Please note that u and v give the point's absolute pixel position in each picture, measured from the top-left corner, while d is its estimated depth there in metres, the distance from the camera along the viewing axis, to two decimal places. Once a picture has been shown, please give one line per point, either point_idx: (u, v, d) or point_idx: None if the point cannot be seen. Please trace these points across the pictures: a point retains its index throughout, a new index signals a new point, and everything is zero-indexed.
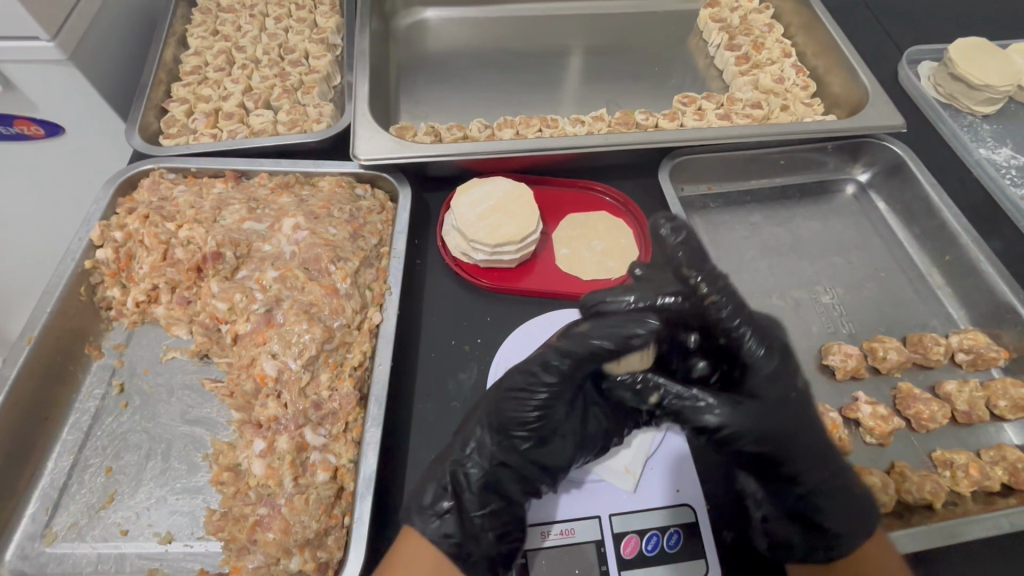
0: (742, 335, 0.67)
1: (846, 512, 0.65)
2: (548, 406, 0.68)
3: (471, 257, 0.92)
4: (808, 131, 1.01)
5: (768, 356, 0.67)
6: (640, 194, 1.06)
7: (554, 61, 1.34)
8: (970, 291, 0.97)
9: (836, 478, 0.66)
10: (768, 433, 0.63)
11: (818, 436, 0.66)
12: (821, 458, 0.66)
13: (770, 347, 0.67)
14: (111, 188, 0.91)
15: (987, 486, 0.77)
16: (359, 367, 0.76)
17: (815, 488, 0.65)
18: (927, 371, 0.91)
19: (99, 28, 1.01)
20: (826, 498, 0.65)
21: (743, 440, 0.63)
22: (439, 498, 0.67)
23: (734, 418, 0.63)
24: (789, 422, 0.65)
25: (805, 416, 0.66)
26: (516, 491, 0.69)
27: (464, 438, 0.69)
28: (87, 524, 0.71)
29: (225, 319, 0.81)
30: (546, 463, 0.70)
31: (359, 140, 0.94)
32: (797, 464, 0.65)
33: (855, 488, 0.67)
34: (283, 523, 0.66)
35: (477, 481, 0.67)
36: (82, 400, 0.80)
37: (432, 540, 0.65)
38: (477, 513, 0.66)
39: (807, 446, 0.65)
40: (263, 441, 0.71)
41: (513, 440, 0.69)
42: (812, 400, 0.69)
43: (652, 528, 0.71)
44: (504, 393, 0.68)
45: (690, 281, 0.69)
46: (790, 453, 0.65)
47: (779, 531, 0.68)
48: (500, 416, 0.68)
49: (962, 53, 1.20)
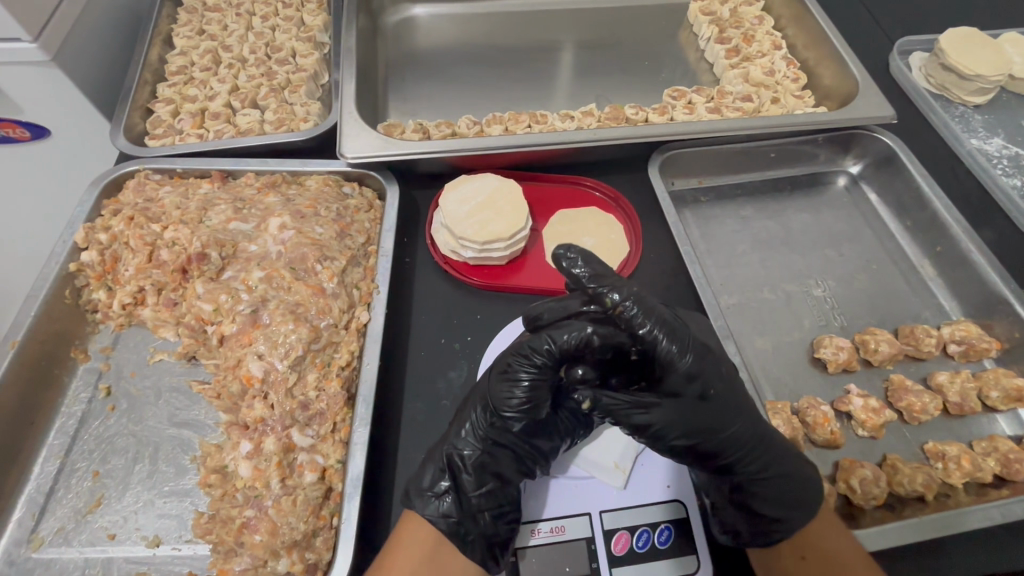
0: (654, 339, 0.63)
1: (781, 498, 0.66)
2: (536, 389, 0.67)
3: (460, 255, 0.92)
4: (798, 124, 1.01)
5: (683, 353, 0.62)
6: (631, 189, 1.05)
7: (544, 57, 1.34)
8: (962, 283, 0.96)
9: (772, 464, 0.67)
10: (693, 428, 0.64)
11: (751, 424, 0.66)
12: (755, 447, 0.66)
13: (686, 345, 0.63)
14: (96, 190, 0.90)
15: (980, 477, 0.76)
16: (347, 367, 0.75)
17: (749, 475, 0.67)
18: (920, 362, 0.90)
19: (83, 29, 1.00)
20: (760, 484, 0.67)
21: (672, 435, 0.64)
22: (437, 479, 0.68)
23: (660, 416, 0.63)
24: (714, 415, 0.64)
25: (733, 406, 0.65)
26: (512, 471, 0.69)
27: (459, 422, 0.70)
28: (75, 529, 0.70)
29: (210, 320, 0.80)
30: (539, 442, 0.70)
31: (345, 139, 0.94)
32: (729, 454, 0.65)
33: (794, 474, 0.67)
34: (270, 525, 0.65)
35: (474, 462, 0.68)
36: (68, 404, 0.79)
37: (431, 519, 0.66)
38: (474, 493, 0.67)
39: (738, 434, 0.65)
40: (250, 443, 0.71)
41: (506, 422, 0.68)
42: (738, 390, 0.67)
43: (643, 524, 0.70)
44: (496, 375, 0.68)
45: (598, 294, 0.65)
46: (720, 445, 0.65)
47: (728, 520, 0.69)
48: (492, 398, 0.68)
49: (953, 43, 1.19)
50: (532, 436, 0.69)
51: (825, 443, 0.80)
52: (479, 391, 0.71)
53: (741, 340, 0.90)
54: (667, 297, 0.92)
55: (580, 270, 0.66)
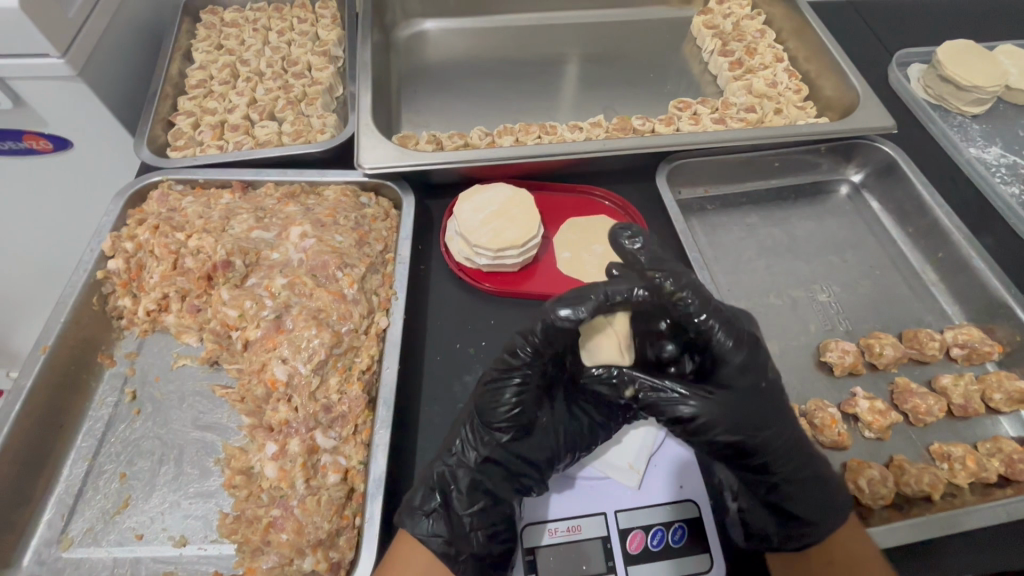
0: (711, 329, 0.64)
1: (817, 503, 0.66)
2: (523, 393, 0.69)
3: (474, 261, 0.94)
4: (802, 133, 1.04)
5: (736, 346, 0.64)
6: (639, 198, 1.08)
7: (551, 69, 1.37)
8: (964, 289, 0.99)
9: (811, 467, 0.67)
10: (745, 423, 0.63)
11: (793, 424, 0.66)
12: (796, 448, 0.66)
13: (739, 338, 0.65)
14: (121, 200, 0.93)
15: (985, 477, 0.78)
16: (367, 371, 0.78)
17: (788, 478, 0.66)
18: (924, 366, 0.92)
19: (106, 45, 1.04)
20: (799, 488, 0.66)
21: (719, 430, 0.62)
22: (428, 498, 0.69)
23: (707, 408, 0.62)
24: (764, 411, 0.64)
25: (779, 403, 0.65)
26: (502, 488, 0.70)
27: (451, 438, 0.72)
28: (103, 529, 0.72)
29: (235, 325, 0.82)
30: (529, 457, 0.71)
31: (363, 149, 0.97)
32: (774, 454, 0.64)
33: (828, 479, 0.68)
34: (296, 524, 0.67)
35: (464, 480, 0.69)
36: (95, 408, 0.81)
37: (421, 539, 0.66)
38: (466, 511, 0.68)
39: (782, 433, 0.64)
40: (275, 445, 0.73)
41: (494, 435, 0.70)
42: (780, 388, 0.67)
43: (657, 523, 0.72)
44: (482, 386, 0.70)
45: (656, 278, 0.66)
46: (766, 443, 0.64)
47: (755, 522, 0.69)
48: (480, 410, 0.70)
49: (950, 55, 1.23)
50: (521, 450, 0.70)
51: (832, 445, 0.82)
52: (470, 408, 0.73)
53: None
54: None
55: (642, 255, 0.73)
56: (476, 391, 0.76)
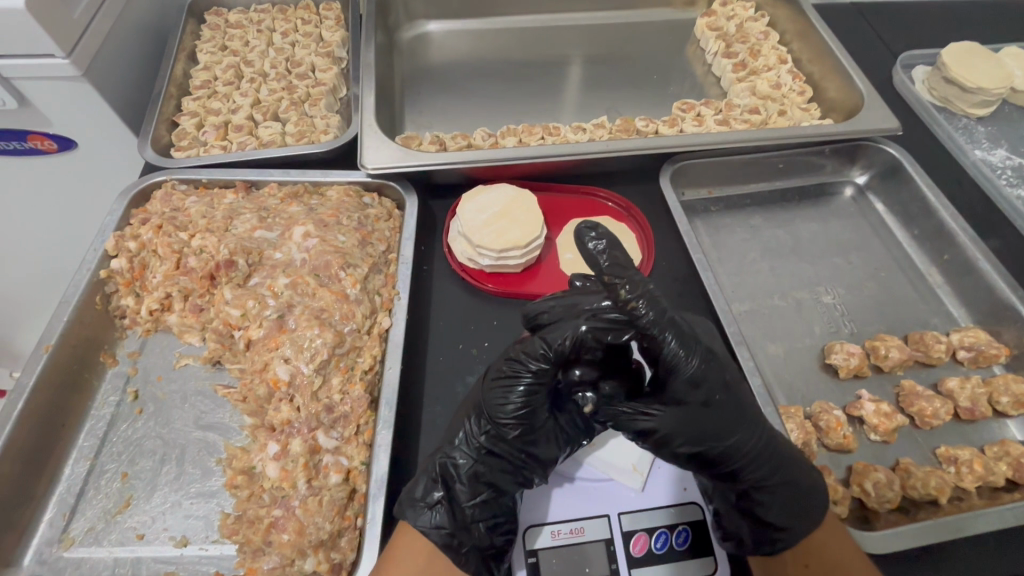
0: (664, 341, 0.62)
1: (787, 509, 0.66)
2: (532, 394, 0.67)
3: (477, 262, 0.94)
4: (806, 135, 1.03)
5: (689, 357, 0.63)
6: (642, 199, 1.08)
7: (554, 70, 1.37)
8: (970, 291, 0.98)
9: (777, 473, 0.67)
10: (699, 434, 0.65)
11: (757, 433, 0.66)
12: (761, 455, 0.66)
13: (692, 349, 0.64)
14: (124, 199, 0.93)
15: (992, 481, 0.77)
16: (369, 371, 0.77)
17: (756, 485, 0.67)
18: (930, 369, 0.91)
19: (111, 46, 1.04)
20: (767, 495, 0.66)
21: (676, 442, 0.65)
22: (430, 490, 0.68)
23: (663, 421, 0.65)
24: (720, 422, 0.65)
25: (737, 413, 0.66)
26: (506, 482, 0.69)
27: (453, 430, 0.72)
28: (104, 529, 0.72)
29: (238, 325, 0.82)
30: (536, 453, 0.70)
31: (367, 150, 0.97)
32: (734, 464, 0.66)
33: (803, 483, 0.68)
34: (297, 524, 0.67)
35: (467, 471, 0.68)
36: (97, 407, 0.81)
37: (423, 531, 0.66)
38: (468, 503, 0.67)
39: (743, 442, 0.65)
40: (276, 445, 0.72)
41: (499, 430, 0.68)
42: (741, 395, 0.67)
43: (661, 526, 0.72)
44: (490, 382, 0.69)
45: (612, 286, 0.64)
46: (725, 453, 0.65)
47: (729, 525, 0.70)
48: (486, 406, 0.68)
49: (955, 57, 1.22)
50: (526, 445, 0.69)
51: (837, 447, 0.81)
52: (472, 402, 0.72)
53: (752, 347, 0.92)
54: (679, 303, 0.94)
55: (603, 255, 0.65)
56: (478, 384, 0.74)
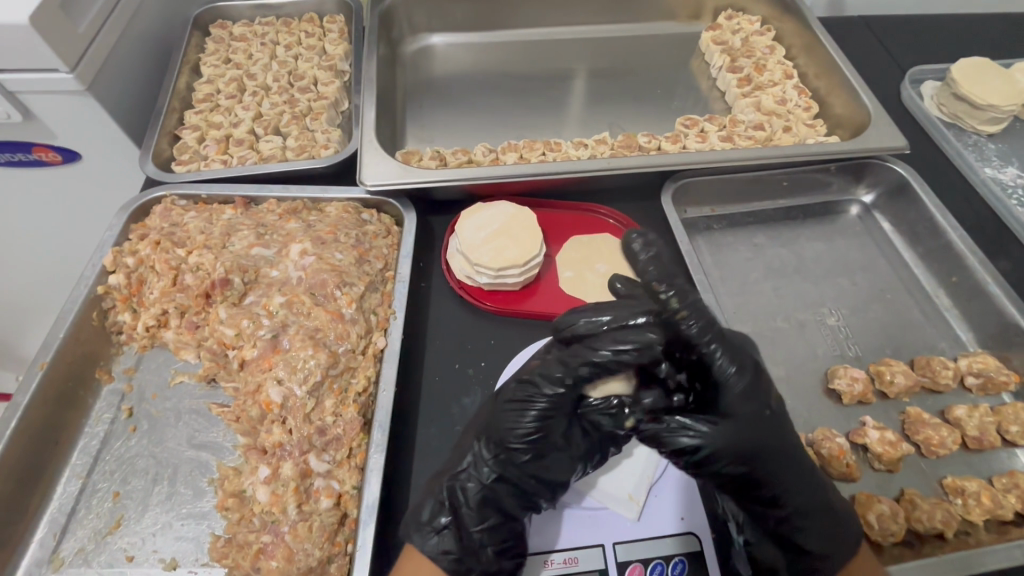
0: (712, 354, 0.63)
1: (826, 533, 0.65)
2: (546, 417, 0.66)
3: (475, 280, 0.93)
4: (811, 154, 1.02)
5: (739, 372, 0.64)
6: (643, 216, 1.07)
7: (557, 84, 1.37)
8: (978, 314, 0.96)
9: (817, 495, 0.66)
10: (747, 452, 0.63)
11: (798, 454, 0.65)
12: (804, 476, 0.65)
13: (742, 364, 0.64)
14: (124, 214, 0.93)
15: (1000, 514, 0.75)
16: (363, 393, 0.76)
17: (796, 509, 0.65)
18: (936, 395, 0.89)
19: (115, 60, 1.04)
20: (808, 519, 0.65)
21: (723, 459, 0.63)
22: (436, 513, 0.68)
23: (711, 438, 0.62)
24: (770, 441, 0.64)
25: (783, 431, 0.65)
26: (514, 506, 0.68)
27: (461, 454, 0.71)
28: (94, 550, 0.71)
29: (231, 344, 0.82)
30: (545, 477, 0.69)
31: (365, 166, 0.96)
32: (777, 485, 0.65)
33: (839, 506, 0.67)
34: (286, 551, 0.66)
35: (475, 496, 0.67)
36: (91, 424, 0.81)
37: (431, 557, 0.65)
38: (476, 528, 0.66)
39: (789, 462, 0.64)
40: (268, 468, 0.72)
41: (510, 453, 0.68)
42: (786, 413, 0.67)
43: (658, 556, 0.70)
44: (501, 404, 0.68)
45: (661, 296, 0.66)
46: (770, 473, 0.64)
47: (764, 554, 0.69)
48: (496, 430, 0.68)
49: (965, 73, 1.21)
50: (537, 469, 0.68)
51: (840, 476, 0.79)
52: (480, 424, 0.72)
53: None
54: None
55: (650, 271, 0.68)
56: (486, 405, 0.74)
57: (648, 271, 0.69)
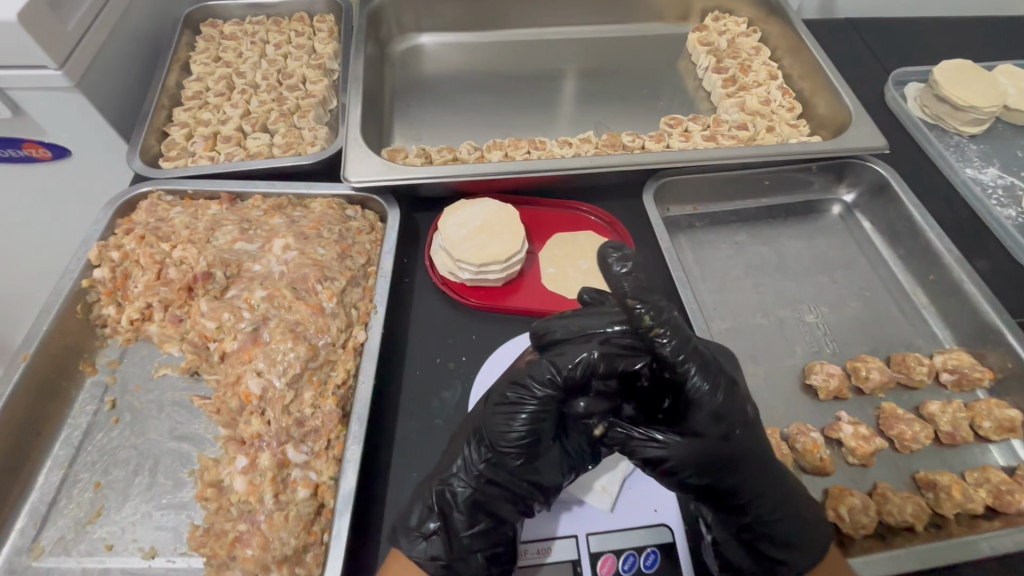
0: (687, 373, 0.64)
1: (790, 542, 0.66)
2: (537, 421, 0.67)
3: (457, 276, 0.94)
4: (791, 153, 1.03)
5: (712, 391, 0.64)
6: (626, 214, 1.08)
7: (545, 84, 1.38)
8: (954, 311, 0.97)
9: (784, 507, 0.66)
10: (712, 467, 0.63)
11: (767, 470, 0.66)
12: (770, 490, 0.66)
13: (716, 382, 0.64)
14: (110, 209, 0.94)
15: (971, 508, 0.76)
16: (342, 385, 0.77)
17: (761, 520, 0.66)
18: (912, 391, 0.90)
19: (105, 58, 1.06)
20: (772, 529, 0.66)
21: (685, 472, 0.63)
22: (425, 519, 0.69)
23: (676, 451, 0.63)
24: (736, 456, 0.64)
25: (754, 448, 0.65)
26: (507, 510, 0.68)
27: (451, 457, 0.71)
28: (74, 539, 0.72)
29: (213, 337, 0.83)
30: (539, 481, 0.69)
31: (350, 163, 0.97)
32: (743, 498, 0.65)
33: (808, 516, 0.68)
34: (262, 539, 0.67)
35: (465, 499, 0.68)
36: (75, 416, 0.82)
37: (418, 561, 0.67)
38: (466, 533, 0.67)
39: (755, 476, 0.65)
40: (246, 458, 0.73)
41: (501, 458, 0.68)
42: (758, 429, 0.67)
43: (629, 548, 0.71)
44: (493, 407, 0.69)
45: (634, 310, 0.66)
46: (736, 487, 0.64)
47: (731, 556, 0.69)
48: (489, 432, 0.68)
49: (947, 75, 1.22)
50: (529, 474, 0.68)
51: (814, 470, 0.80)
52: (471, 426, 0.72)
53: None
54: None
55: (624, 279, 0.70)
56: (478, 407, 0.74)
57: (622, 286, 0.70)
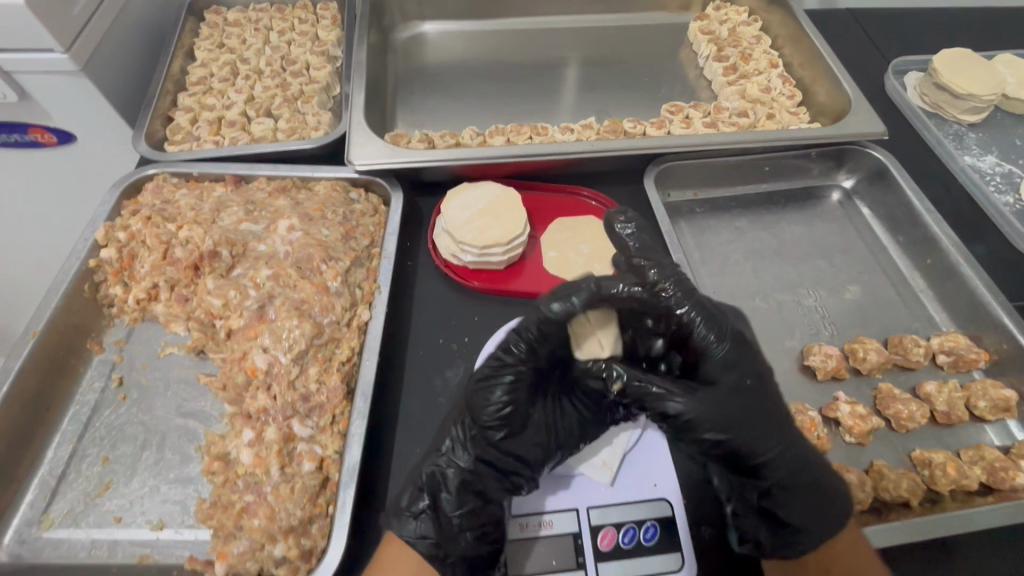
0: (692, 322, 0.69)
1: (811, 510, 0.66)
2: (515, 391, 0.69)
3: (460, 258, 0.95)
4: (791, 138, 1.04)
5: (719, 341, 0.68)
6: (627, 199, 1.09)
7: (547, 72, 1.39)
8: (951, 295, 0.98)
9: (802, 471, 0.67)
10: (729, 421, 0.65)
11: (781, 427, 0.67)
12: (788, 452, 0.67)
13: (723, 333, 0.68)
14: (116, 191, 0.95)
15: (966, 484, 0.77)
16: (347, 362, 0.79)
17: (779, 482, 0.67)
18: (909, 372, 0.91)
19: (110, 42, 1.06)
20: (791, 493, 0.67)
21: (703, 427, 0.64)
22: (415, 499, 0.69)
23: (692, 404, 0.65)
24: (751, 410, 0.66)
25: (767, 404, 0.67)
26: (493, 490, 0.70)
27: (440, 439, 0.73)
28: (83, 511, 0.73)
29: (219, 314, 0.84)
30: (523, 455, 0.71)
31: (354, 146, 0.98)
32: (761, 458, 0.66)
33: (826, 484, 0.68)
34: (268, 510, 0.68)
35: (454, 480, 0.69)
36: (82, 392, 0.83)
37: (409, 541, 0.67)
38: (454, 513, 0.68)
39: (772, 433, 0.66)
40: (252, 432, 0.74)
41: (486, 433, 0.70)
42: (772, 387, 0.69)
43: (629, 521, 0.72)
44: (473, 384, 0.71)
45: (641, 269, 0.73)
46: (753, 445, 0.65)
47: (748, 529, 0.69)
48: (472, 408, 0.70)
49: (945, 63, 1.23)
50: (514, 449, 0.71)
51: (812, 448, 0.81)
52: (460, 407, 0.74)
53: None
54: None
55: (631, 241, 0.79)
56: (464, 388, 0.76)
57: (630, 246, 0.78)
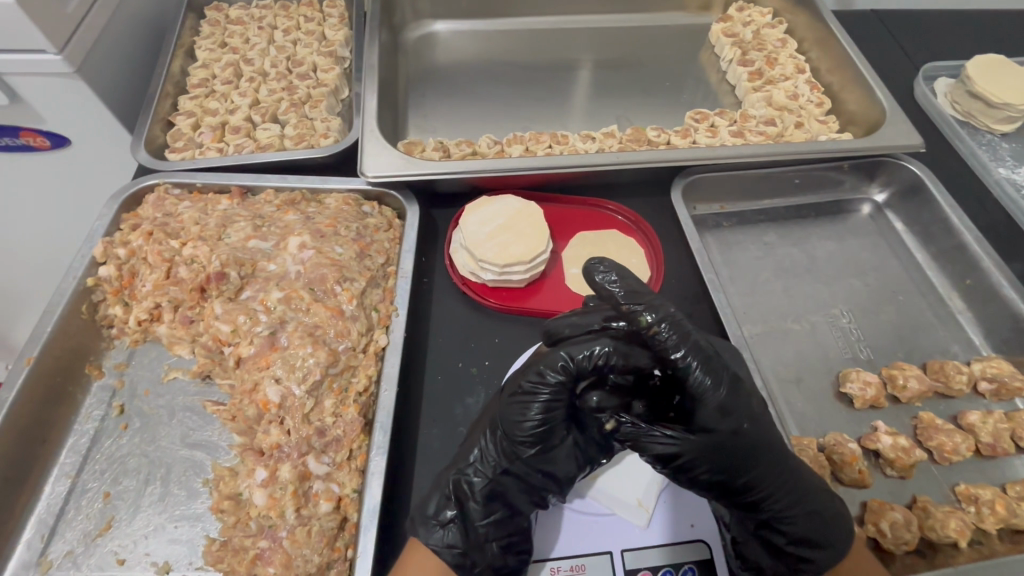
0: (688, 369, 0.59)
1: (810, 539, 0.64)
2: (550, 410, 0.64)
3: (479, 276, 0.91)
4: (825, 151, 0.99)
5: (715, 387, 0.59)
6: (652, 213, 1.04)
7: (563, 75, 1.33)
8: (992, 317, 0.94)
9: (801, 504, 0.63)
10: (723, 462, 0.61)
11: (778, 464, 0.62)
12: (785, 486, 0.63)
13: (720, 378, 0.59)
14: (115, 204, 0.90)
15: (1014, 523, 0.74)
16: (364, 393, 0.74)
17: (776, 514, 0.64)
18: (949, 400, 0.88)
19: (106, 42, 1.00)
20: (790, 524, 0.64)
21: (698, 467, 0.61)
22: (442, 508, 0.67)
23: (685, 447, 0.61)
24: (747, 451, 0.61)
25: (764, 444, 0.61)
26: (521, 500, 0.68)
27: (469, 446, 0.70)
28: (84, 553, 0.69)
29: (228, 341, 0.79)
30: (552, 472, 0.68)
31: (367, 157, 0.93)
32: (757, 493, 0.63)
33: (829, 514, 0.64)
34: (284, 557, 0.64)
35: (482, 490, 0.67)
36: (81, 422, 0.78)
37: (435, 549, 0.65)
38: (481, 523, 0.66)
39: (767, 470, 0.62)
40: (265, 471, 0.69)
41: (517, 448, 0.66)
42: (768, 422, 0.63)
43: (666, 565, 0.69)
44: (507, 398, 0.66)
45: (631, 312, 0.62)
46: (748, 483, 0.62)
47: (751, 555, 0.67)
48: (505, 423, 0.66)
49: (980, 70, 1.18)
50: (543, 463, 0.68)
51: (852, 482, 0.78)
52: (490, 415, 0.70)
53: (763, 372, 0.88)
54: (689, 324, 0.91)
55: (616, 287, 0.64)
56: (495, 398, 0.72)
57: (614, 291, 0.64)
